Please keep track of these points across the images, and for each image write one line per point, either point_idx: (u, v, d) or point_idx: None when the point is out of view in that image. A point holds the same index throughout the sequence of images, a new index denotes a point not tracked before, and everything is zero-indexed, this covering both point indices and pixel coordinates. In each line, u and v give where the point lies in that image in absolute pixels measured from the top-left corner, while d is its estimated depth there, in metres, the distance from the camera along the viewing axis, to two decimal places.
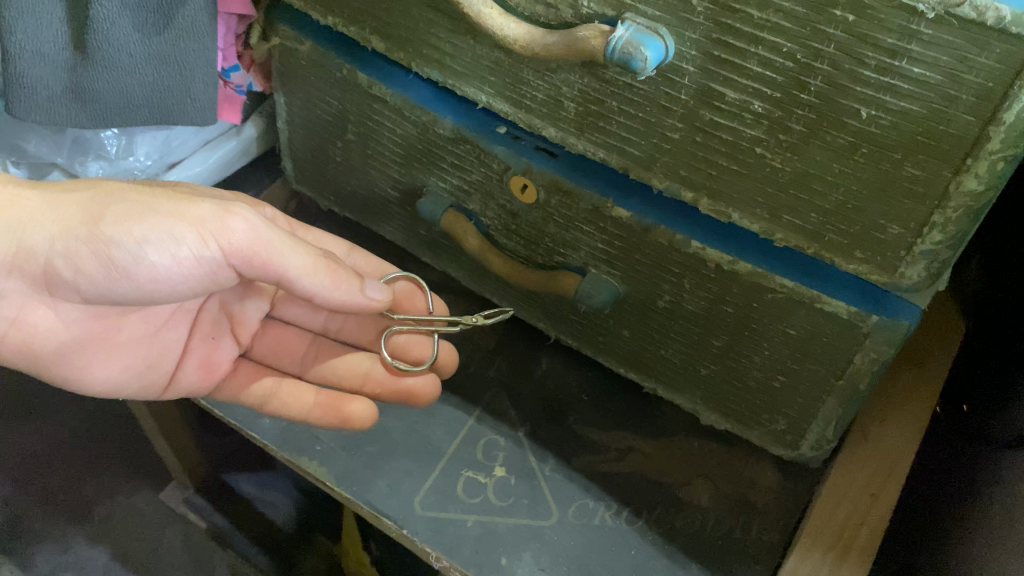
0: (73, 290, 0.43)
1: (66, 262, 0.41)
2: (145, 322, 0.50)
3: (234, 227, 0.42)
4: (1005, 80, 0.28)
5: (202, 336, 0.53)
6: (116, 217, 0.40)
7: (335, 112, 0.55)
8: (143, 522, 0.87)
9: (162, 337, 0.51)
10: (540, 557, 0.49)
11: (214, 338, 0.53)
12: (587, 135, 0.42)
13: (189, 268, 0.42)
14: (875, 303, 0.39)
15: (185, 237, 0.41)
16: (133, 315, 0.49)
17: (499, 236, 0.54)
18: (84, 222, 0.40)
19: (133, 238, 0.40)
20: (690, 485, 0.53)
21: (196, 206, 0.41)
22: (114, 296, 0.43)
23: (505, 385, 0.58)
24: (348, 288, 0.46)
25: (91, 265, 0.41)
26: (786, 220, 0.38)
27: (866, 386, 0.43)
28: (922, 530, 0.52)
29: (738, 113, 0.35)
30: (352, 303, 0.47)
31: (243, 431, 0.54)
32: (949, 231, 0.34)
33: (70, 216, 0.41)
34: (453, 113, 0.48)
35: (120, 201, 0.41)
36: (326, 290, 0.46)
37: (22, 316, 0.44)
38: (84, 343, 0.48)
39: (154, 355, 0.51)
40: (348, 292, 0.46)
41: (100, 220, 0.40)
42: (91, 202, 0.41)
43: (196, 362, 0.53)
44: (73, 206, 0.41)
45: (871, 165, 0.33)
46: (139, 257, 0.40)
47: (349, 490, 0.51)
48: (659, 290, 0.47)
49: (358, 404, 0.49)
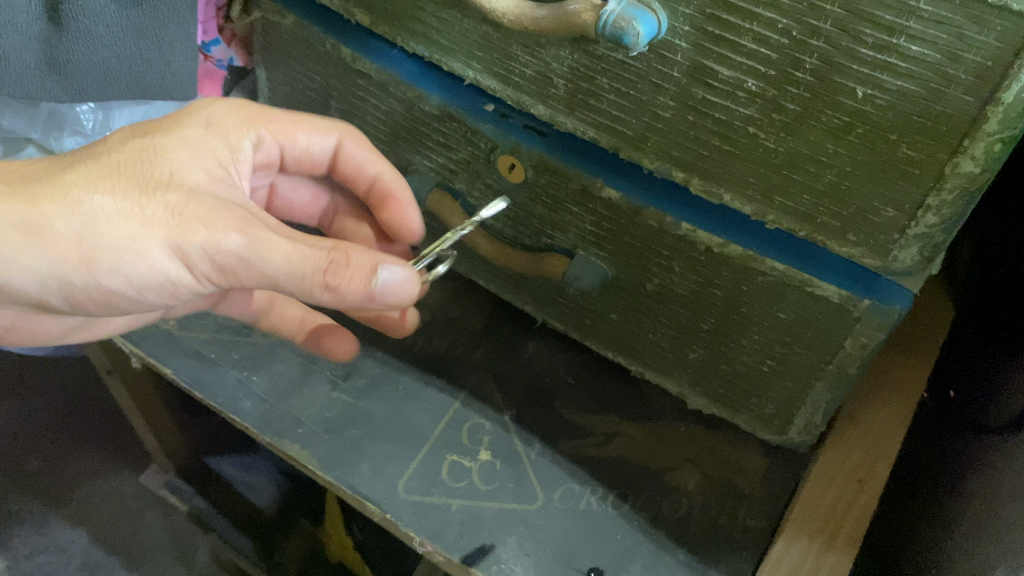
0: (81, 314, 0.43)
1: (59, 298, 0.39)
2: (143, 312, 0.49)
3: (228, 250, 0.36)
4: (1005, 59, 0.28)
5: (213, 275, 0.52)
6: (106, 263, 0.36)
7: (318, 88, 0.53)
8: (122, 505, 0.89)
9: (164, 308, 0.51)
10: (524, 542, 0.48)
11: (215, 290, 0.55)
12: (577, 113, 0.41)
13: (189, 293, 0.40)
14: (865, 286, 0.38)
15: (183, 278, 0.37)
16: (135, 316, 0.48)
17: (486, 217, 0.53)
18: (72, 274, 0.37)
19: (129, 282, 0.37)
20: (676, 471, 0.53)
21: (188, 239, 0.36)
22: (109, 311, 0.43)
23: (491, 368, 0.58)
24: (358, 294, 0.38)
25: (92, 306, 0.39)
26: (778, 202, 0.37)
27: (855, 370, 0.43)
28: (919, 522, 0.52)
29: (732, 91, 0.35)
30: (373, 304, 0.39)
31: (224, 414, 0.53)
32: (943, 214, 0.33)
33: (57, 256, 0.36)
34: (439, 89, 0.47)
35: (109, 239, 0.36)
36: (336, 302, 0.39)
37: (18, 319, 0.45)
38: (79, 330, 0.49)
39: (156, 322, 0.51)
40: (359, 296, 0.38)
41: (91, 266, 0.36)
42: (79, 235, 0.36)
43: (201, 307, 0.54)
44: (57, 238, 0.36)
45: (866, 146, 0.33)
46: (139, 297, 0.39)
47: (331, 474, 0.50)
48: (647, 273, 0.46)
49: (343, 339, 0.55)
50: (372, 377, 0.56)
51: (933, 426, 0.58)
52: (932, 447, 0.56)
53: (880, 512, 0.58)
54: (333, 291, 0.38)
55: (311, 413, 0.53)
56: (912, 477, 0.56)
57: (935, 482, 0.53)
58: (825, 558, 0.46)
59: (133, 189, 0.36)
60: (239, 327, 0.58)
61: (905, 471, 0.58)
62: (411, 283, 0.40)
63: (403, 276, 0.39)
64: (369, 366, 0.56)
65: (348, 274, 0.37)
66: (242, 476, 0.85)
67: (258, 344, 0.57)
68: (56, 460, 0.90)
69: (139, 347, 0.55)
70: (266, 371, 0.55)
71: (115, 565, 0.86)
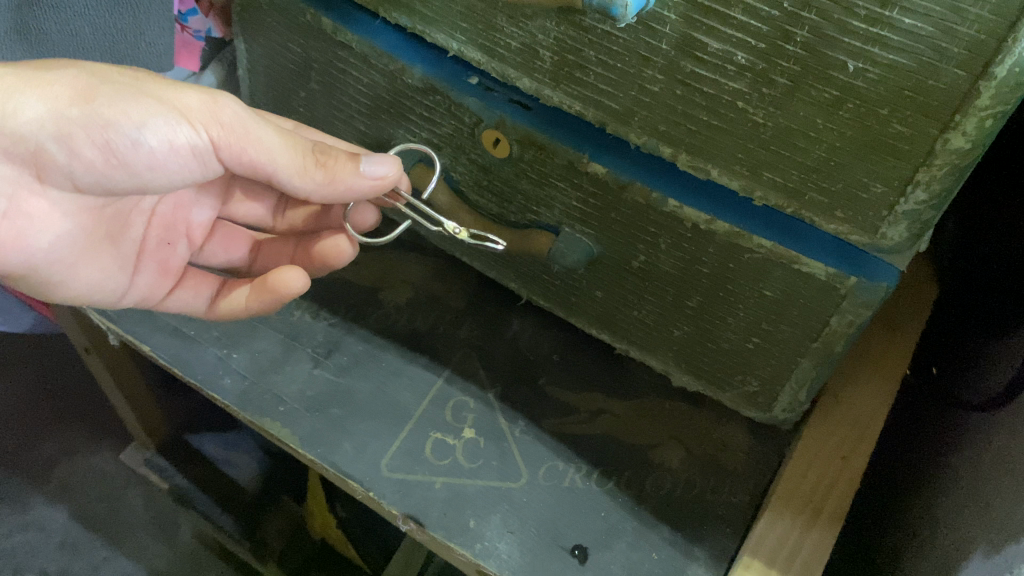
0: (65, 178, 0.41)
1: (59, 147, 0.39)
2: (131, 243, 0.50)
3: (224, 119, 0.42)
4: (999, 32, 0.27)
5: (156, 240, 0.51)
6: (129, 147, 0.39)
7: (298, 60, 0.52)
8: (103, 483, 0.89)
9: (127, 237, 0.49)
10: (508, 519, 0.48)
11: (169, 241, 0.52)
12: (562, 87, 0.40)
13: (184, 159, 0.42)
14: (852, 263, 0.38)
15: (178, 130, 0.40)
16: (109, 210, 0.46)
17: (470, 193, 0.52)
18: (124, 173, 0.41)
19: (133, 120, 0.39)
20: (660, 448, 0.53)
21: (182, 94, 0.41)
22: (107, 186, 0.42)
23: (475, 345, 0.57)
24: (343, 170, 0.43)
25: (89, 150, 0.39)
26: (766, 178, 0.37)
27: (841, 348, 0.43)
28: (913, 507, 0.52)
29: (721, 64, 0.34)
30: (355, 185, 0.44)
31: (204, 391, 0.53)
32: (933, 189, 0.33)
33: (59, 99, 0.38)
34: (422, 61, 0.46)
35: (100, 102, 0.38)
36: (324, 189, 0.44)
37: (13, 206, 0.41)
38: (65, 243, 0.45)
39: (119, 256, 0.49)
40: (345, 174, 0.43)
41: (94, 101, 0.38)
42: (79, 84, 0.39)
43: (154, 265, 0.51)
44: (60, 86, 0.38)
45: (856, 121, 0.32)
46: (138, 142, 0.40)
47: (314, 452, 0.50)
48: (634, 251, 0.46)
49: (292, 273, 0.48)
50: (354, 354, 0.55)
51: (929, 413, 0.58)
52: (928, 433, 0.56)
53: (879, 501, 0.58)
54: (326, 173, 0.44)
55: (293, 391, 0.52)
56: (910, 466, 0.56)
57: (929, 467, 0.52)
58: (808, 535, 0.46)
59: (114, 74, 0.40)
60: None
61: (901, 458, 0.58)
62: (389, 169, 0.44)
63: (383, 164, 0.43)
64: (351, 344, 0.56)
65: (337, 161, 0.44)
66: (226, 455, 0.85)
67: (239, 321, 0.56)
68: (35, 437, 0.90)
69: (116, 323, 0.55)
70: (247, 348, 0.54)
71: (96, 542, 0.86)
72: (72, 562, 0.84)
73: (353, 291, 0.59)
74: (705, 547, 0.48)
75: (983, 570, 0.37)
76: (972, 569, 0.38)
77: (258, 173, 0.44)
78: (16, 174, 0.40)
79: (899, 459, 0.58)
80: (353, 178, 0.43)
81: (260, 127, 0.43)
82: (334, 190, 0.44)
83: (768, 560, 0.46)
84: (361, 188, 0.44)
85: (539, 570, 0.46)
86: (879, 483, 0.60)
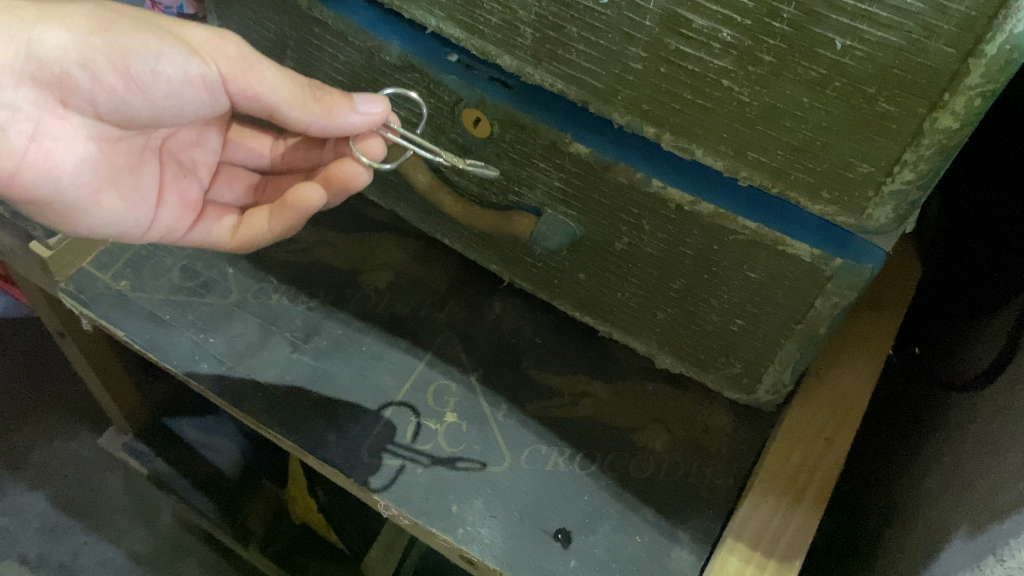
0: (88, 104, 0.40)
1: (83, 72, 0.38)
2: (148, 175, 0.47)
3: (229, 51, 0.41)
4: (989, 8, 0.27)
5: (172, 173, 0.48)
6: (149, 76, 0.39)
7: (273, 37, 0.51)
8: (82, 467, 0.88)
9: (145, 169, 0.46)
10: (491, 504, 0.48)
11: (185, 176, 0.49)
12: (545, 65, 0.39)
13: (197, 89, 0.42)
14: (838, 244, 0.38)
15: (190, 61, 0.40)
16: (127, 137, 0.44)
17: (450, 174, 0.51)
18: (142, 102, 0.41)
19: (151, 50, 0.39)
20: (644, 430, 0.52)
21: (193, 29, 0.41)
22: (127, 116, 0.41)
23: (457, 328, 0.56)
24: (336, 108, 0.42)
25: (111, 78, 0.39)
26: (751, 158, 0.36)
27: (825, 330, 0.42)
28: (897, 488, 0.51)
29: (706, 41, 0.33)
30: (353, 125, 0.42)
31: (180, 376, 0.52)
32: (920, 169, 0.32)
33: (81, 24, 0.38)
34: (400, 38, 0.45)
35: (119, 31, 0.38)
36: (324, 123, 0.43)
37: (40, 130, 0.39)
38: (91, 166, 0.42)
39: (137, 189, 0.46)
40: (339, 111, 0.42)
41: (112, 30, 0.38)
42: (95, 13, 0.38)
43: (174, 199, 0.48)
44: (78, 13, 0.38)
45: (843, 100, 0.32)
46: (156, 71, 0.39)
47: (292, 437, 0.49)
48: (617, 232, 0.45)
49: (311, 187, 0.45)
50: (334, 338, 0.54)
51: (912, 395, 0.57)
52: (912, 414, 0.56)
53: (862, 483, 0.58)
54: (322, 107, 0.42)
55: (271, 375, 0.52)
56: (894, 447, 0.56)
57: (912, 448, 0.52)
58: (792, 517, 0.46)
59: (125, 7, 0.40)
60: (195, 288, 0.56)
61: (885, 440, 0.58)
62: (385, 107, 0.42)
63: (375, 102, 0.42)
64: (331, 328, 0.55)
65: (331, 96, 0.42)
66: (203, 439, 0.83)
67: (215, 305, 0.55)
68: (13, 423, 0.89)
69: (89, 308, 0.53)
70: (223, 333, 0.53)
71: (75, 527, 0.84)
72: (52, 547, 0.83)
73: (332, 274, 0.58)
74: (689, 530, 0.48)
75: (966, 550, 0.37)
76: (955, 550, 0.38)
77: (264, 107, 0.43)
78: (40, 99, 0.39)
79: (883, 441, 0.58)
80: (347, 116, 0.42)
81: (263, 65, 0.42)
82: (333, 127, 0.43)
83: (752, 542, 0.45)
84: (359, 128, 0.42)
85: (522, 555, 0.46)
86: (862, 464, 0.60)
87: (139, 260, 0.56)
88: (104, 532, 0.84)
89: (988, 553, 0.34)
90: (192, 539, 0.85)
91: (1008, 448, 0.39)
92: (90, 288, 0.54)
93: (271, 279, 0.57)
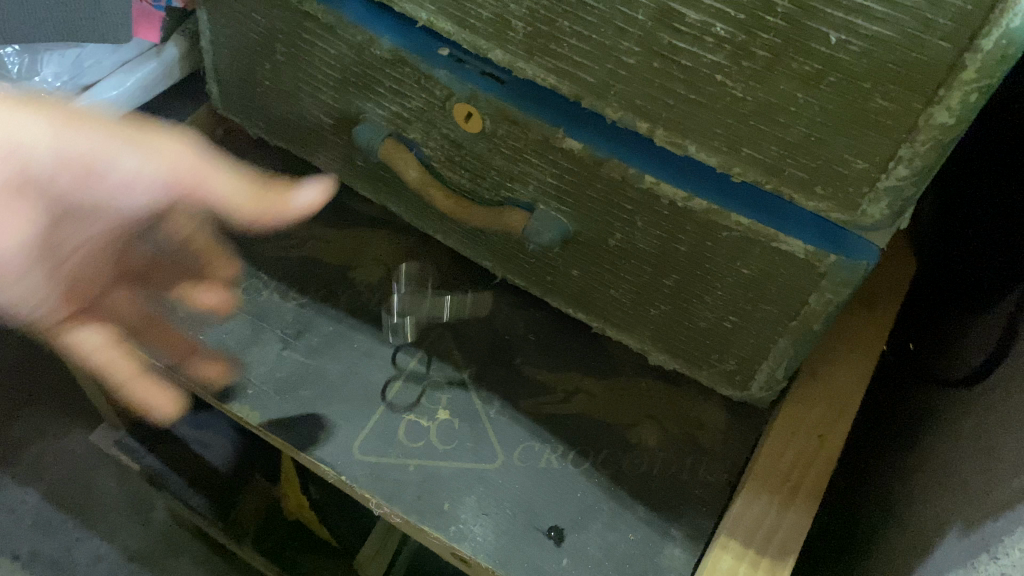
0: (42, 196, 0.39)
1: (37, 173, 0.38)
2: (51, 223, 0.41)
3: (175, 155, 0.40)
4: (986, 3, 0.26)
5: (82, 252, 0.44)
6: (111, 176, 0.40)
7: (262, 30, 0.50)
8: (74, 463, 0.87)
9: (57, 234, 0.41)
10: (484, 501, 0.47)
11: (106, 262, 0.46)
12: (537, 59, 0.39)
13: (149, 194, 0.41)
14: (832, 241, 0.37)
15: (145, 163, 0.40)
16: (71, 222, 0.42)
17: (442, 169, 0.50)
18: (99, 194, 0.41)
19: (111, 155, 0.39)
20: (638, 427, 0.52)
21: (154, 129, 0.41)
22: (83, 204, 0.41)
23: (449, 324, 0.56)
24: (271, 203, 0.42)
25: (65, 176, 0.39)
26: (745, 154, 0.36)
27: (820, 326, 0.42)
28: (891, 485, 0.51)
29: (700, 36, 0.33)
30: (292, 215, 0.42)
31: (170, 373, 0.51)
32: (915, 165, 0.32)
33: (36, 113, 0.38)
34: (391, 32, 0.44)
35: (73, 129, 0.38)
36: (244, 211, 0.42)
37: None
38: (35, 232, 0.40)
39: (19, 244, 0.40)
40: (275, 203, 0.42)
41: (68, 125, 0.38)
42: (60, 120, 0.38)
43: (64, 274, 0.43)
44: (36, 114, 0.38)
45: (837, 95, 0.31)
46: (120, 165, 0.40)
47: (284, 435, 0.49)
48: (610, 228, 0.45)
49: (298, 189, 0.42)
50: (325, 335, 0.54)
51: (907, 391, 0.57)
52: (906, 411, 0.55)
53: (856, 479, 0.58)
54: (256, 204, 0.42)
55: (262, 372, 0.51)
56: (889, 444, 0.56)
57: (906, 445, 0.52)
58: (786, 514, 0.46)
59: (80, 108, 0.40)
60: None
61: (880, 436, 0.58)
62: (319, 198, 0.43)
63: (314, 189, 0.42)
64: (322, 324, 0.55)
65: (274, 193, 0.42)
66: (198, 436, 0.82)
67: None
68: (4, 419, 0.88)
69: None
70: (213, 330, 0.53)
71: (67, 523, 0.84)
72: (44, 543, 0.83)
73: (323, 270, 0.58)
74: (682, 527, 0.47)
75: (959, 548, 0.37)
76: (948, 547, 0.38)
77: (202, 206, 0.42)
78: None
79: (878, 437, 0.58)
80: (292, 204, 0.42)
81: (215, 166, 0.41)
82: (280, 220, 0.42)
83: (746, 539, 0.45)
84: (301, 214, 0.43)
85: (515, 553, 0.46)
86: (856, 460, 0.59)
87: None
88: (96, 528, 0.84)
89: (981, 551, 0.34)
90: (185, 534, 0.85)
91: (1002, 446, 0.39)
92: None
93: (262, 275, 0.57)
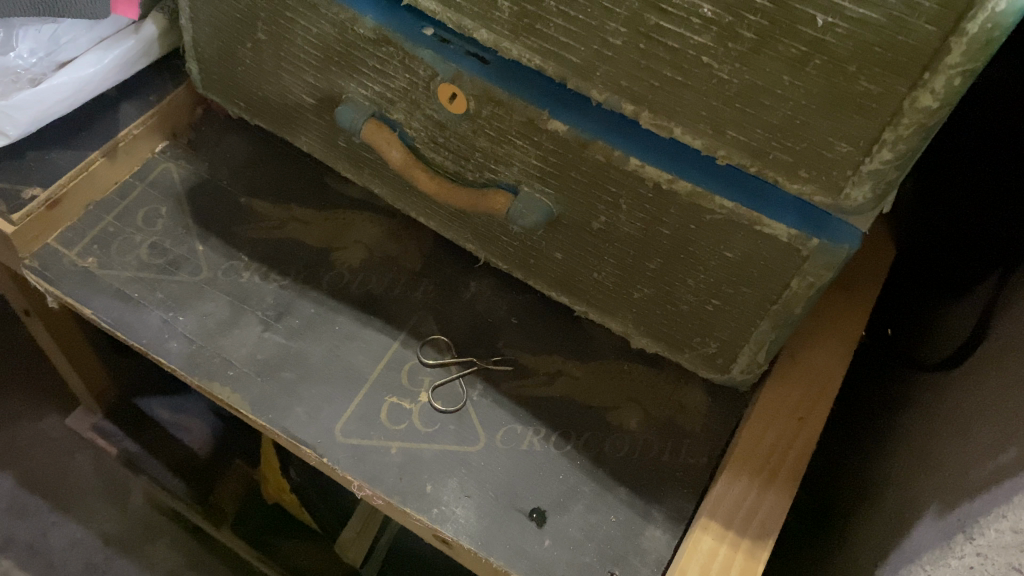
0: None
1: None
2: None
3: None
4: None
5: None
6: None
7: (243, 7, 0.49)
8: (51, 447, 0.86)
9: None
10: (466, 484, 0.47)
11: None
12: (522, 39, 0.39)
13: None
14: (815, 225, 0.38)
15: None
16: None
17: (425, 149, 0.50)
18: None
19: None
20: (620, 410, 0.52)
21: None
22: None
23: (431, 307, 0.56)
24: None
25: None
26: (729, 137, 0.36)
27: (800, 310, 0.42)
28: (868, 467, 0.52)
29: (686, 17, 0.33)
30: None
31: (148, 355, 0.51)
32: (899, 149, 0.32)
33: None
34: (374, 9, 0.44)
35: None
36: None
37: None
38: None
39: None
40: None
41: None
42: None
43: None
44: None
45: (824, 78, 0.31)
46: None
47: (264, 417, 0.48)
48: (594, 212, 0.45)
49: None
50: (306, 317, 0.54)
51: (886, 376, 0.58)
52: (885, 396, 0.56)
53: (834, 462, 0.59)
54: None
55: (242, 355, 0.51)
56: (867, 428, 0.56)
57: (883, 429, 0.53)
58: (765, 496, 0.46)
59: None
60: (163, 265, 0.54)
61: (859, 421, 0.58)
62: None
63: None
64: (303, 307, 0.54)
65: None
66: (175, 419, 0.83)
67: (184, 283, 0.54)
68: None
69: (55, 285, 0.52)
70: (193, 311, 0.53)
71: (43, 507, 0.83)
72: (19, 526, 0.82)
73: (304, 252, 0.57)
74: (663, 509, 0.48)
75: (935, 529, 0.37)
76: (924, 528, 0.38)
77: None
78: None
79: (857, 420, 0.59)
80: None
81: None
82: None
83: (726, 521, 0.45)
84: None
85: (497, 535, 0.46)
86: (834, 444, 0.60)
87: (106, 236, 0.55)
88: (73, 512, 0.83)
89: (958, 532, 0.34)
90: (163, 518, 0.84)
91: (980, 426, 0.39)
92: (56, 265, 0.53)
93: (241, 257, 0.56)
